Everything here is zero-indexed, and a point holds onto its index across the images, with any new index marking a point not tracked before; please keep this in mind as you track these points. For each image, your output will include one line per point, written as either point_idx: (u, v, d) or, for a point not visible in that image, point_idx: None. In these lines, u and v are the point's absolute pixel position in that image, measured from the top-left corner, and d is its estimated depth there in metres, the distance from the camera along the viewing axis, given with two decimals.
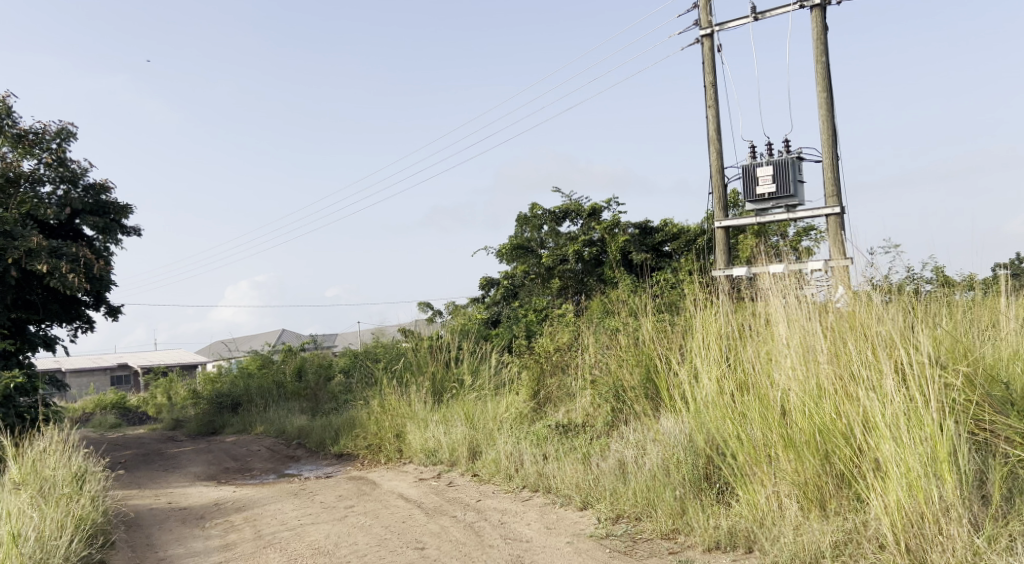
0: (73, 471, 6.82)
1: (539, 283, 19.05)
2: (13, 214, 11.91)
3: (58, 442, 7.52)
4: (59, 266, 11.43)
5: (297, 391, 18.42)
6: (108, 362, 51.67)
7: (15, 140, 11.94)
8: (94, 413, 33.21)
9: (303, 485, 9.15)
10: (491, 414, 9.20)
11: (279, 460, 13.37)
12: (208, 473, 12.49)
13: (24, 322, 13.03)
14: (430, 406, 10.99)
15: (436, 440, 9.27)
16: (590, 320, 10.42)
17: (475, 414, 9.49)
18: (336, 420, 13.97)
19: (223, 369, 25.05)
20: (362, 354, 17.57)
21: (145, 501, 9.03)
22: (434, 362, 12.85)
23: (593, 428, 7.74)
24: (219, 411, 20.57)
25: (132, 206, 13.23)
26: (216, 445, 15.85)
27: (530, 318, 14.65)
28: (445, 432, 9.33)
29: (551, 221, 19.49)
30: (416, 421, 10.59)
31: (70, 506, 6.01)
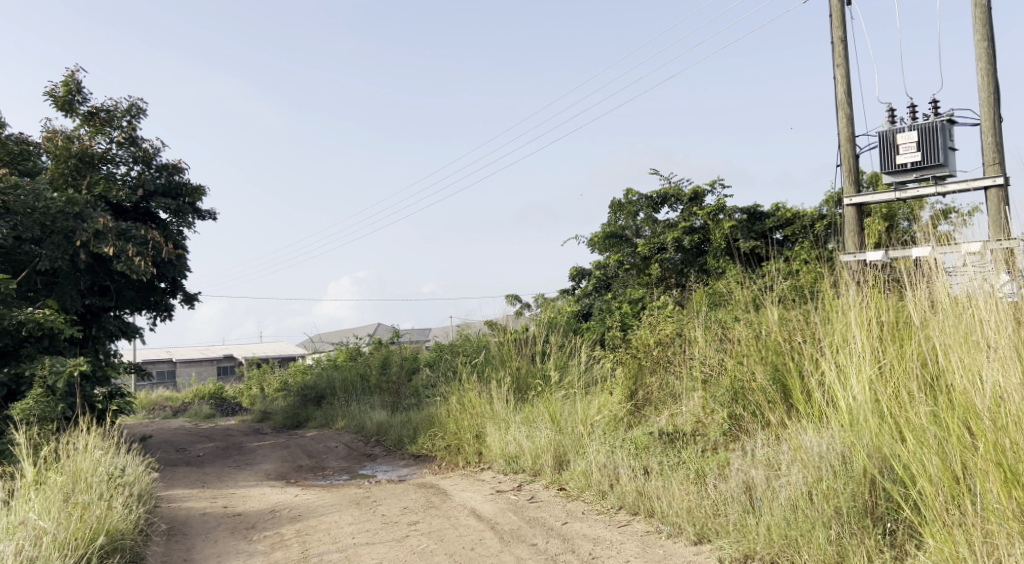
0: (101, 477, 5.97)
1: (635, 274, 17.65)
2: (84, 197, 11.50)
3: (94, 440, 6.75)
4: (127, 249, 10.89)
5: (379, 384, 17.63)
6: (211, 353, 53.11)
7: (86, 118, 11.51)
8: (193, 402, 33.79)
9: (370, 491, 8.14)
10: (581, 416, 7.98)
11: (354, 459, 12.50)
12: (279, 470, 11.73)
13: (100, 309, 12.65)
14: (513, 406, 9.85)
15: (517, 446, 8.12)
16: (694, 310, 9.05)
17: (563, 415, 8.29)
18: (415, 417, 13.02)
19: (311, 362, 24.68)
20: (446, 349, 16.63)
21: (199, 505, 8.21)
22: (519, 357, 11.70)
23: (705, 436, 6.41)
24: (304, 404, 20.09)
25: (204, 187, 12.69)
26: (295, 440, 15.19)
27: (625, 310, 13.39)
28: (528, 435, 8.18)
29: (647, 207, 18.04)
30: (496, 422, 9.47)
31: (80, 521, 5.14)
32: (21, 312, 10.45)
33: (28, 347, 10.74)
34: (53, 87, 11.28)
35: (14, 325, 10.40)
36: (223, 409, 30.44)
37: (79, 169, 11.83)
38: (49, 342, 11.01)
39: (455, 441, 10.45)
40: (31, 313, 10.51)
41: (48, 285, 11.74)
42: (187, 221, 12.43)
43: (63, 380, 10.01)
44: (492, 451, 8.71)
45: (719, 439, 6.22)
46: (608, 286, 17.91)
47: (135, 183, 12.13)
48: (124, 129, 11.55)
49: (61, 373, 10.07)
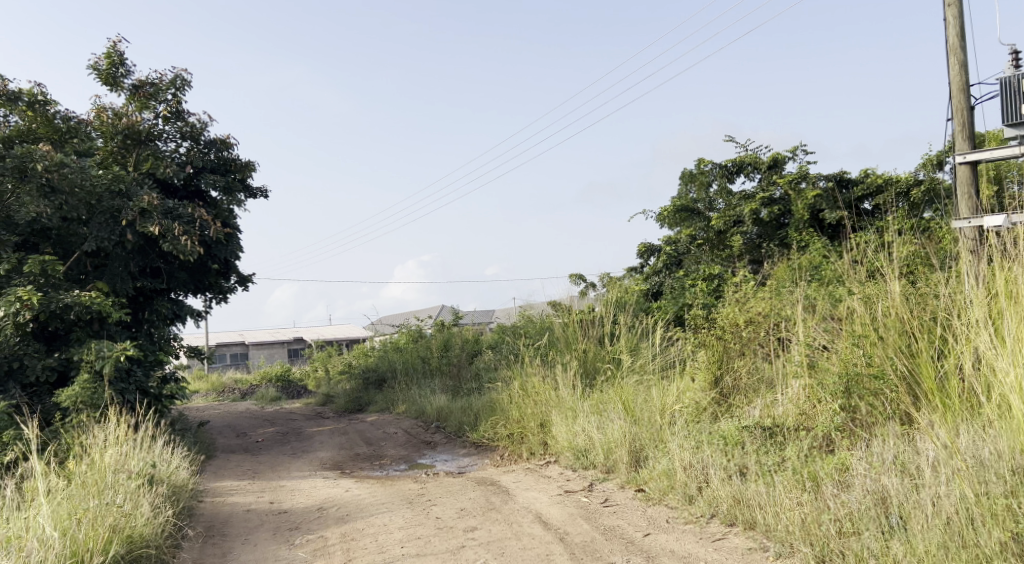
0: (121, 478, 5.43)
1: (708, 249, 16.65)
2: (131, 174, 11.13)
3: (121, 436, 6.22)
4: (172, 228, 10.40)
5: (439, 366, 16.96)
6: (280, 335, 53.78)
7: (130, 92, 11.07)
8: (261, 385, 33.97)
9: (425, 487, 7.42)
10: (658, 406, 7.10)
11: (413, 446, 11.84)
12: (335, 459, 11.14)
13: (152, 292, 12.27)
14: (580, 392, 9.03)
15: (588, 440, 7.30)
16: (784, 286, 8.13)
17: (637, 404, 7.42)
18: (476, 402, 12.28)
19: (374, 344, 24.27)
20: (509, 331, 15.87)
21: (245, 500, 7.64)
22: (587, 339, 10.82)
23: (810, 431, 5.51)
24: (365, 388, 19.65)
25: (254, 163, 12.21)
26: (353, 425, 14.64)
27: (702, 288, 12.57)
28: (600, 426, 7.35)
29: (721, 177, 17.16)
30: (563, 413, 8.63)
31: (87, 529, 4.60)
32: (68, 294, 10.07)
33: (78, 331, 10.40)
34: (96, 60, 10.89)
35: (61, 308, 10.03)
36: (289, 390, 30.44)
37: (126, 146, 11.48)
38: (99, 325, 10.66)
39: (519, 430, 9.66)
40: (79, 295, 10.13)
41: (99, 266, 11.39)
42: (236, 199, 11.94)
43: (110, 364, 9.60)
44: (559, 442, 7.88)
45: (831, 436, 5.30)
46: (680, 263, 16.82)
47: (182, 160, 11.70)
48: (169, 103, 11.10)
49: (108, 358, 9.67)
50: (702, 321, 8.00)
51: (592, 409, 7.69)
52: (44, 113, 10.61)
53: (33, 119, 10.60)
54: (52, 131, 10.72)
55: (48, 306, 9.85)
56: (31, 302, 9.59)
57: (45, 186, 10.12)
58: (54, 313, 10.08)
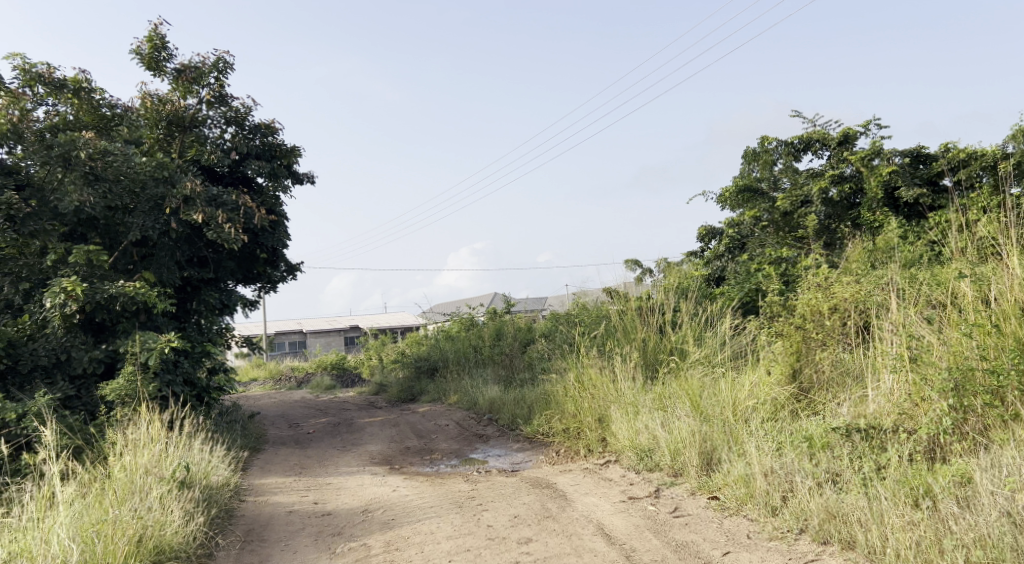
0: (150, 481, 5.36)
1: (773, 231, 16.00)
2: (175, 161, 10.89)
3: (154, 434, 6.01)
4: (216, 216, 10.09)
5: (491, 355, 16.51)
6: (336, 324, 54.20)
7: (174, 76, 10.78)
8: (315, 373, 34.13)
9: (476, 488, 6.94)
10: (729, 404, 6.54)
11: (465, 440, 11.41)
12: (385, 452, 10.78)
13: (200, 282, 12.03)
14: (641, 386, 8.46)
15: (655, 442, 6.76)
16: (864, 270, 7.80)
17: (705, 399, 6.81)
18: (529, 394, 11.78)
19: (426, 332, 23.99)
20: (563, 319, 15.35)
21: (289, 500, 7.29)
22: (646, 328, 10.20)
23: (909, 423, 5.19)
24: (417, 377, 19.35)
25: (299, 148, 11.84)
26: (404, 416, 14.29)
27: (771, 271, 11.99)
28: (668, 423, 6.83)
29: (786, 154, 16.91)
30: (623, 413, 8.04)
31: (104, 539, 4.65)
32: (113, 285, 9.84)
33: (124, 322, 10.18)
34: (138, 44, 10.62)
35: (107, 298, 9.81)
36: (343, 378, 30.45)
37: (171, 132, 11.25)
38: (145, 316, 10.45)
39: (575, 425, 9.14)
40: (123, 286, 9.90)
41: (145, 256, 11.18)
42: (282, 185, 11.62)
43: (156, 357, 9.35)
44: (619, 441, 7.34)
45: (940, 438, 4.95)
46: (743, 246, 16.08)
47: (226, 146, 11.43)
48: (211, 87, 10.81)
49: (153, 351, 9.42)
50: (778, 308, 7.36)
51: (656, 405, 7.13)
52: (89, 101, 11.03)
53: (78, 107, 11.05)
54: (96, 118, 11.16)
55: (93, 297, 9.64)
56: (76, 293, 9.38)
57: (89, 175, 9.96)
58: (100, 304, 9.87)
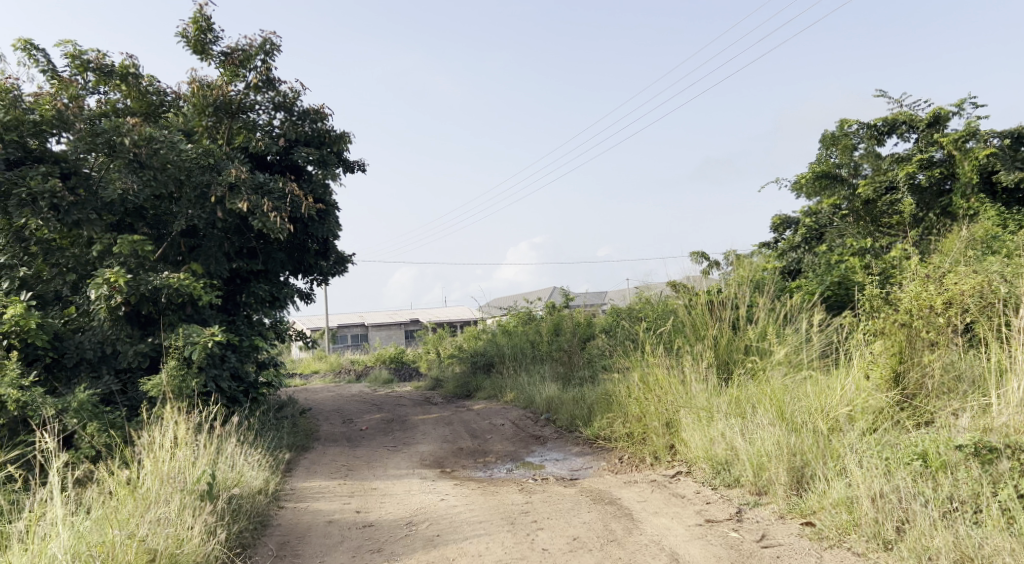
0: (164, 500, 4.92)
1: (853, 221, 15.53)
2: (222, 149, 10.53)
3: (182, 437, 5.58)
4: (262, 204, 9.66)
5: (549, 351, 15.82)
6: (397, 318, 54.22)
7: (220, 60, 10.42)
8: (374, 366, 33.99)
9: (531, 501, 6.31)
10: (814, 409, 6.04)
11: (521, 442, 10.77)
12: (437, 454, 10.22)
13: (249, 275, 11.68)
14: (713, 390, 7.73)
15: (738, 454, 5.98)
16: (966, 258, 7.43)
17: (791, 410, 6.13)
18: (590, 393, 11.05)
19: (484, 326, 23.46)
20: (626, 314, 14.63)
21: (332, 507, 6.79)
22: (718, 324, 9.38)
23: None
24: (473, 372, 18.82)
25: (349, 134, 11.38)
26: (460, 414, 13.72)
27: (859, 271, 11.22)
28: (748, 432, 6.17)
29: (868, 138, 16.44)
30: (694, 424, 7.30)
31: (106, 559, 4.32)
32: (158, 276, 9.50)
33: (171, 315, 9.84)
34: (183, 27, 10.30)
35: (151, 290, 9.48)
36: (401, 372, 30.15)
37: (218, 119, 10.84)
38: (192, 309, 10.12)
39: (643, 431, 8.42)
40: (168, 277, 9.56)
41: (193, 248, 10.86)
42: (331, 172, 11.16)
43: (199, 352, 8.97)
44: (693, 452, 6.60)
45: None
46: (822, 237, 15.02)
47: (275, 132, 11.03)
48: (259, 71, 10.39)
49: (196, 346, 9.01)
50: (878, 303, 6.50)
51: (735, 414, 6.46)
52: (139, 88, 10.68)
53: (128, 95, 10.73)
54: (145, 105, 10.83)
55: (137, 289, 9.31)
56: (119, 284, 9.05)
57: (133, 162, 9.66)
58: (145, 296, 9.53)
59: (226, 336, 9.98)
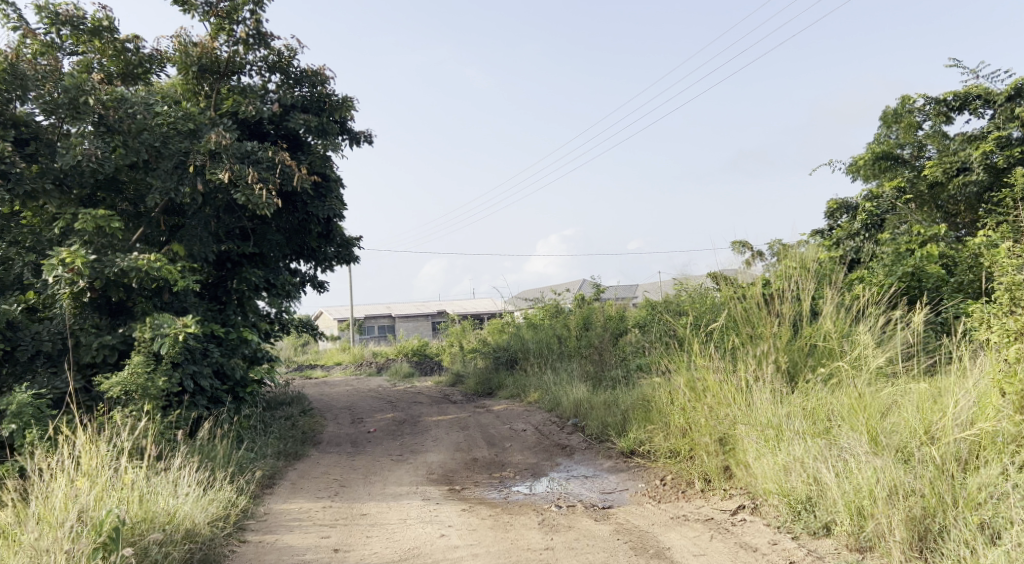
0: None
1: (917, 207, 13.95)
2: (206, 114, 9.23)
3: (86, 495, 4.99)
4: (246, 174, 8.34)
5: (577, 347, 14.35)
6: (423, 309, 53.02)
7: (205, 13, 9.15)
8: (395, 359, 32.79)
9: (553, 546, 4.99)
10: (920, 429, 5.06)
11: (545, 453, 9.38)
12: (447, 466, 8.86)
13: (239, 259, 10.38)
14: (776, 403, 6.33)
15: (831, 489, 4.89)
16: None
17: (896, 441, 5.12)
18: (625, 399, 9.62)
19: (509, 319, 22.05)
20: (663, 308, 13.22)
21: (308, 540, 5.52)
22: (778, 321, 7.89)
23: None
24: (496, 368, 17.47)
25: (353, 99, 10.06)
26: (477, 415, 12.36)
27: (937, 269, 9.91)
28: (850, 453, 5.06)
29: (935, 114, 14.80)
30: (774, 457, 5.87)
31: None
32: (125, 257, 8.21)
33: (143, 301, 8.60)
34: None
35: (119, 272, 8.22)
36: (422, 365, 28.87)
37: (205, 82, 9.57)
38: (169, 295, 8.88)
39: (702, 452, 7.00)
40: (138, 258, 8.24)
41: (176, 228, 9.61)
42: (333, 141, 9.83)
43: (168, 346, 7.69)
44: (762, 479, 5.46)
45: None
46: (883, 224, 13.34)
47: (270, 97, 9.75)
48: (249, 23, 9.12)
49: (167, 338, 7.76)
50: None
51: (815, 447, 5.24)
52: (116, 45, 9.48)
53: (104, 53, 9.53)
54: (122, 64, 9.68)
55: (100, 271, 8.05)
56: (77, 266, 7.81)
57: (101, 125, 8.41)
58: (112, 280, 8.28)
59: (204, 330, 8.75)
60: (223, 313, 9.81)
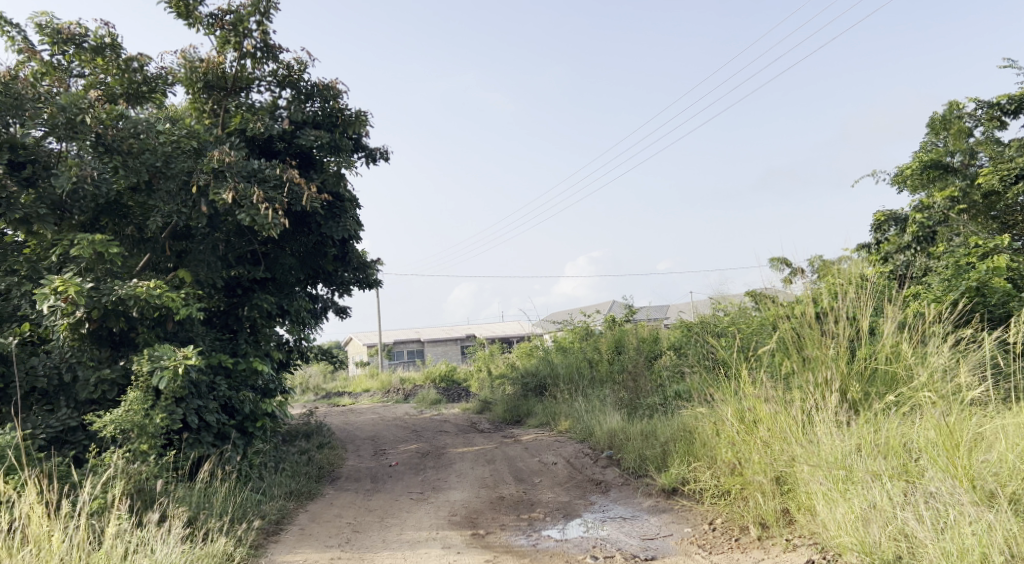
0: None
1: (971, 217, 13.05)
2: (212, 132, 8.72)
3: None
4: (251, 193, 7.78)
5: (610, 372, 13.58)
6: (451, 333, 52.39)
7: (209, 26, 8.67)
8: (422, 385, 32.14)
9: None
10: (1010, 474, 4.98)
11: (578, 490, 8.63)
12: (471, 506, 8.15)
13: (250, 285, 9.81)
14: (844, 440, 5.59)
15: None
16: None
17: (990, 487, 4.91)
18: (664, 430, 8.83)
19: (537, 342, 21.32)
20: (699, 329, 12.44)
21: None
22: (834, 343, 7.10)
23: None
24: (524, 395, 16.72)
25: (366, 113, 9.48)
26: (504, 447, 11.63)
27: (1002, 284, 9.06)
28: (940, 499, 4.90)
29: (986, 120, 13.92)
30: (847, 505, 5.23)
31: None
32: (125, 285, 7.67)
33: (144, 331, 8.06)
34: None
35: (118, 300, 7.68)
36: (449, 391, 28.13)
37: (212, 99, 9.07)
38: (174, 324, 8.33)
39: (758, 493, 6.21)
40: (137, 285, 7.69)
41: (184, 253, 9.09)
42: (346, 158, 9.26)
43: (167, 380, 7.08)
44: (836, 532, 5.11)
45: None
46: (936, 237, 12.45)
47: (280, 113, 9.22)
48: (256, 34, 8.62)
49: (166, 371, 7.16)
50: None
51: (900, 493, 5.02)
52: (121, 64, 8.89)
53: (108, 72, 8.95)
54: (127, 84, 8.95)
55: (98, 300, 7.50)
56: (71, 295, 7.24)
57: (98, 144, 7.89)
58: (113, 310, 7.74)
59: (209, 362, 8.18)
60: (232, 343, 9.22)
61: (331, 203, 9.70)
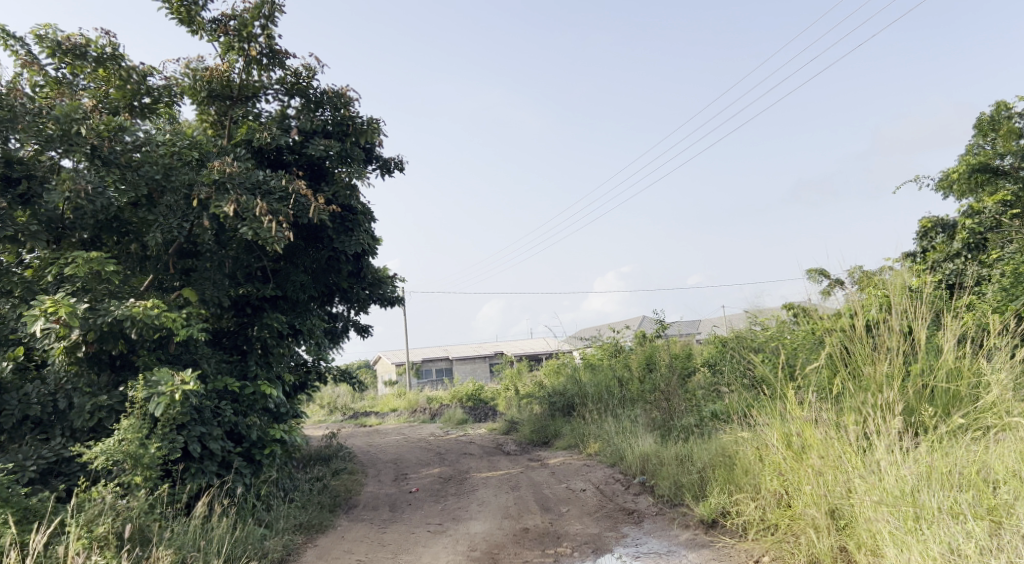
0: None
1: None
2: (217, 142, 8.29)
3: None
4: (253, 205, 7.32)
5: (640, 390, 12.90)
6: (479, 350, 51.82)
7: (213, 31, 8.27)
8: (449, 404, 31.58)
9: None
10: None
11: (608, 521, 7.97)
12: (493, 538, 7.55)
13: (260, 305, 9.34)
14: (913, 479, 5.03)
15: None
16: None
17: None
18: (702, 454, 8.15)
19: (565, 359, 20.67)
20: (735, 344, 11.75)
21: None
22: (890, 359, 6.41)
23: None
24: (551, 415, 16.07)
25: (378, 120, 9.01)
26: (530, 471, 11.00)
27: None
28: None
29: None
30: (918, 546, 4.64)
31: None
32: (122, 305, 7.22)
33: (144, 353, 7.60)
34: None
35: (114, 322, 7.23)
36: (477, 411, 27.51)
37: (218, 109, 8.65)
38: (176, 346, 7.88)
39: (812, 530, 5.51)
40: (135, 305, 7.23)
41: (189, 271, 8.65)
42: (358, 168, 8.78)
43: (163, 407, 6.60)
44: None
45: None
46: (989, 243, 11.68)
47: (288, 122, 8.78)
48: (260, 39, 8.19)
49: (162, 397, 6.68)
50: None
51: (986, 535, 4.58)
52: (123, 74, 8.51)
53: (110, 83, 8.56)
54: (131, 95, 8.53)
55: (93, 322, 7.06)
56: (63, 317, 6.80)
57: (95, 157, 7.47)
58: (110, 331, 7.30)
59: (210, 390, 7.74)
60: (239, 367, 8.74)
61: (344, 216, 9.23)
